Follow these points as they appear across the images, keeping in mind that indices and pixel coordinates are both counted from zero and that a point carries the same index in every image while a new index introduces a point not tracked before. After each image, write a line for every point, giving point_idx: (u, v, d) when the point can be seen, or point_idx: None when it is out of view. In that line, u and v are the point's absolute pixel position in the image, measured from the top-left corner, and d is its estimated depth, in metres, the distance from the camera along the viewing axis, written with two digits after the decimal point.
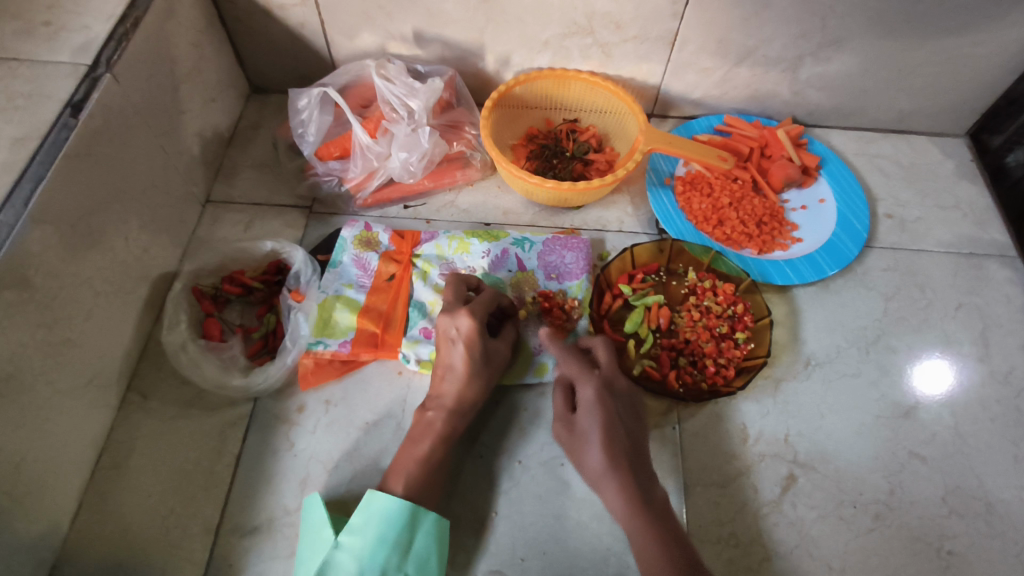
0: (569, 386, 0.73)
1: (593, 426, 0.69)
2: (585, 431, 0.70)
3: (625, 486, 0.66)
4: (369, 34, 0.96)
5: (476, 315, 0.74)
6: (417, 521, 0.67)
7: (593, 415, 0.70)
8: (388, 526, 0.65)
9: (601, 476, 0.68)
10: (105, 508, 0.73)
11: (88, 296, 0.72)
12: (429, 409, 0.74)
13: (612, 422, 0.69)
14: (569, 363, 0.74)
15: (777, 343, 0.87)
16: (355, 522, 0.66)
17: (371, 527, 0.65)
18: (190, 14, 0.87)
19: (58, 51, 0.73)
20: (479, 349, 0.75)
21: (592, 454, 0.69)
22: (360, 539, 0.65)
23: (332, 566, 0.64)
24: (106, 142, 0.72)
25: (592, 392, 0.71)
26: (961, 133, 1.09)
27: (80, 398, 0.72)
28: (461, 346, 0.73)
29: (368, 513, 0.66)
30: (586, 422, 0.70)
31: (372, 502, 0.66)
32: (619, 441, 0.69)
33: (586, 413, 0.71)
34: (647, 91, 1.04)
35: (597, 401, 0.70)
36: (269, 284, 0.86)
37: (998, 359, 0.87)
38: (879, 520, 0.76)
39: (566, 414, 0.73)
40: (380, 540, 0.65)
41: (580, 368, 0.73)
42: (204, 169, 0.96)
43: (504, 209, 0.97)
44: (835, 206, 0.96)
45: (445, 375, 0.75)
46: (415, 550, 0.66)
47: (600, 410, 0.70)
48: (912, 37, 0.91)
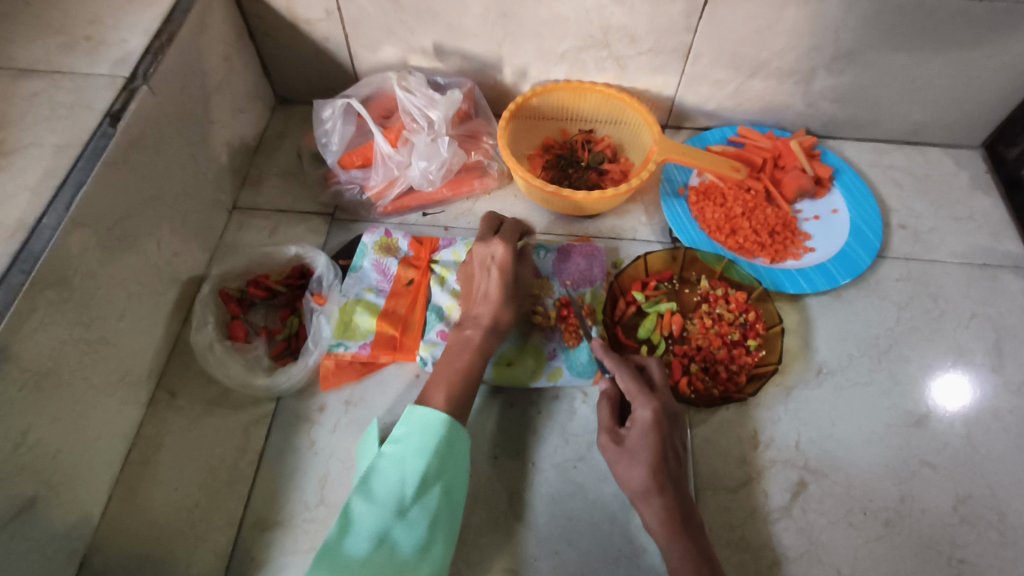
0: (645, 434, 0.69)
1: (646, 447, 0.68)
2: (636, 450, 0.69)
3: (667, 508, 0.66)
4: (391, 47, 1.00)
5: (510, 245, 0.83)
6: (455, 432, 0.69)
7: (647, 438, 0.69)
8: (429, 433, 0.67)
9: (643, 495, 0.68)
10: (134, 500, 0.76)
11: (122, 296, 0.75)
12: (465, 328, 0.78)
13: (664, 448, 0.69)
14: (629, 382, 0.73)
15: (789, 351, 0.88)
16: (399, 431, 0.67)
17: (413, 435, 0.67)
18: (221, 28, 0.91)
19: (98, 64, 0.77)
20: (512, 274, 0.81)
21: (641, 472, 0.68)
22: (404, 445, 0.66)
23: (375, 470, 0.65)
24: (142, 150, 0.76)
25: (652, 414, 0.70)
26: (976, 145, 1.09)
27: (113, 394, 0.75)
28: (496, 269, 0.81)
29: (411, 422, 0.68)
30: (639, 440, 0.69)
31: (413, 414, 0.69)
32: (668, 467, 0.68)
33: (639, 433, 0.70)
34: (662, 102, 1.06)
35: (656, 423, 0.69)
36: (292, 288, 0.89)
37: (1013, 369, 0.88)
38: (890, 527, 0.77)
39: (612, 428, 0.73)
40: (422, 446, 0.66)
41: (642, 388, 0.72)
42: (231, 176, 0.99)
43: (520, 218, 1.00)
44: (848, 217, 0.97)
45: (478, 299, 0.80)
46: (451, 458, 0.67)
47: (655, 435, 0.69)
48: (924, 49, 0.92)
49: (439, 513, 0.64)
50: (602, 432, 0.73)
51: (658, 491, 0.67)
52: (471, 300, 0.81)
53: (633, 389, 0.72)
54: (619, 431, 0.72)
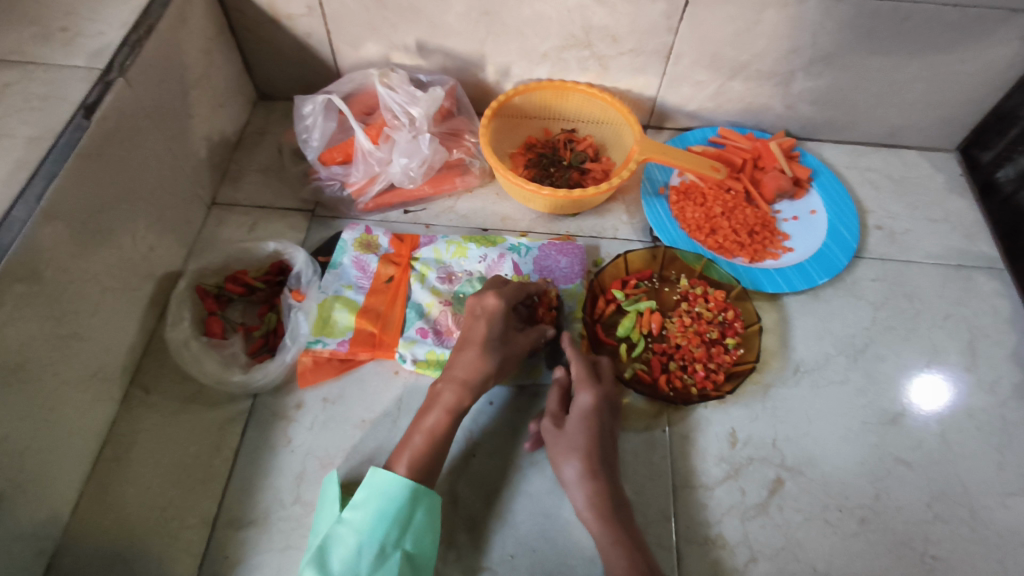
0: (580, 420, 0.73)
1: (580, 433, 0.72)
2: (572, 435, 0.72)
3: (597, 493, 0.69)
4: (373, 44, 0.99)
5: (505, 299, 0.78)
6: (420, 498, 0.69)
7: (582, 424, 0.72)
8: (388, 500, 0.67)
9: (575, 481, 0.70)
10: (105, 498, 0.75)
11: (95, 290, 0.74)
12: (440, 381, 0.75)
13: (600, 435, 0.72)
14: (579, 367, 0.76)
15: (767, 350, 0.89)
16: (359, 496, 0.68)
17: (372, 501, 0.67)
18: (201, 22, 0.91)
19: (74, 56, 0.76)
20: (501, 326, 0.77)
21: (572, 461, 0.71)
22: (362, 513, 0.67)
23: (332, 540, 0.66)
24: (117, 143, 0.75)
25: (591, 400, 0.73)
26: (952, 148, 1.11)
27: (85, 390, 0.74)
28: (484, 320, 0.76)
29: (371, 488, 0.68)
30: (574, 426, 0.73)
31: (374, 478, 0.69)
32: (602, 452, 0.71)
33: (576, 419, 0.73)
34: (643, 102, 1.06)
35: (592, 410, 0.73)
36: (271, 284, 0.88)
37: (985, 368, 0.89)
38: (865, 523, 0.78)
39: (557, 412, 0.76)
40: (381, 515, 0.67)
41: (588, 375, 0.75)
42: (210, 172, 0.98)
43: (502, 216, 1.00)
44: (826, 217, 0.98)
45: (461, 347, 0.76)
46: (414, 525, 0.68)
47: (590, 421, 0.72)
48: (901, 53, 0.94)
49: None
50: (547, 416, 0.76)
51: (590, 477, 0.70)
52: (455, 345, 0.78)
53: (581, 373, 0.75)
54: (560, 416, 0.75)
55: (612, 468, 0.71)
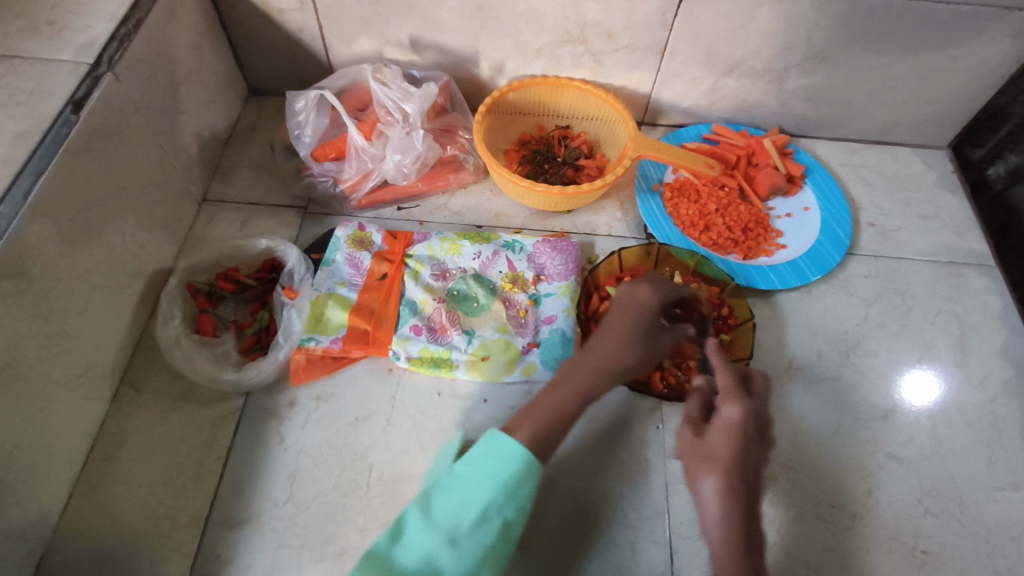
0: (720, 432, 0.66)
1: (722, 445, 0.65)
2: (714, 447, 0.65)
3: (731, 515, 0.61)
4: (366, 39, 0.99)
5: (659, 293, 0.78)
6: (533, 468, 0.66)
7: (726, 437, 0.65)
8: (505, 462, 0.65)
9: (713, 498, 0.63)
10: (96, 498, 0.74)
11: (85, 288, 0.73)
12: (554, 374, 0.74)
13: (741, 450, 0.65)
14: (726, 379, 0.70)
15: (760, 347, 0.89)
16: (477, 452, 0.67)
17: (488, 460, 0.66)
18: (191, 16, 0.89)
19: (61, 50, 0.75)
20: (642, 321, 0.76)
21: (711, 475, 0.64)
22: (475, 468, 0.66)
23: (441, 487, 0.66)
24: (106, 139, 0.74)
25: (740, 413, 0.67)
26: (944, 146, 1.12)
27: (74, 389, 0.73)
28: (619, 300, 0.78)
29: (493, 447, 0.66)
30: (715, 439, 0.66)
31: (495, 440, 0.67)
32: (744, 471, 0.64)
33: (720, 430, 0.66)
34: (638, 99, 1.06)
35: (736, 423, 0.66)
36: (263, 282, 0.88)
37: (975, 364, 0.90)
38: (856, 519, 0.78)
39: (696, 421, 0.70)
40: (495, 476, 0.65)
41: (737, 388, 0.69)
42: (201, 168, 0.97)
43: (496, 212, 0.99)
44: (819, 214, 0.99)
45: (613, 334, 0.75)
46: (520, 494, 0.65)
47: (736, 434, 0.65)
48: (893, 50, 0.94)
49: (491, 548, 0.63)
50: (685, 423, 0.71)
51: (728, 496, 0.62)
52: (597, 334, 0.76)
53: (729, 386, 0.69)
54: (700, 424, 0.69)
55: (753, 489, 0.64)
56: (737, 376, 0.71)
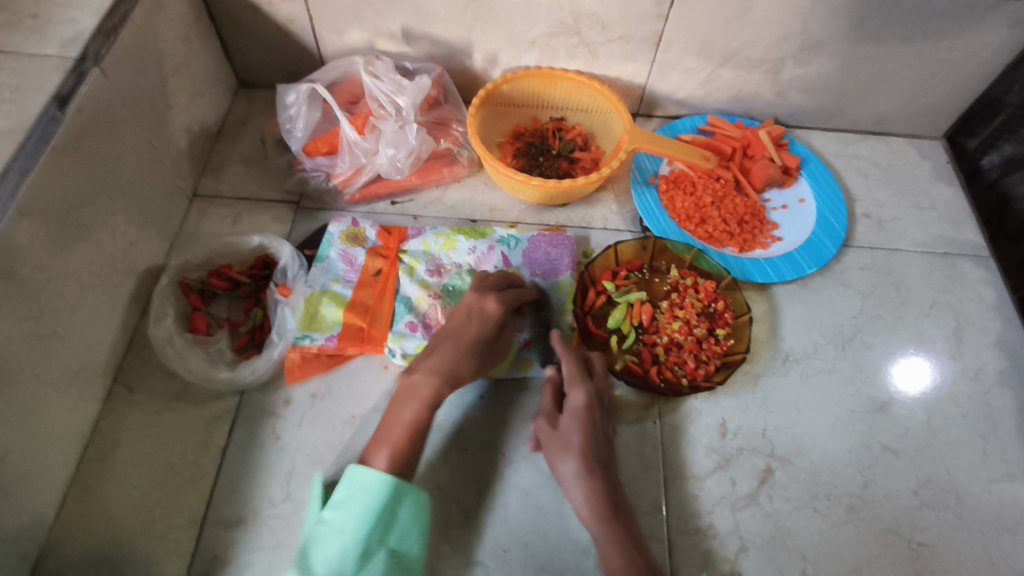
0: (574, 418, 0.72)
1: (574, 430, 0.72)
2: (568, 433, 0.72)
3: (595, 491, 0.68)
4: (358, 31, 0.97)
5: (504, 306, 0.79)
6: (402, 494, 0.66)
7: (578, 421, 0.72)
8: (371, 497, 0.65)
9: (572, 479, 0.70)
10: (90, 499, 0.74)
11: (75, 288, 0.72)
12: (414, 371, 0.75)
13: (592, 432, 0.72)
14: (569, 368, 0.75)
15: (757, 340, 0.89)
16: (340, 495, 0.66)
17: (354, 500, 0.65)
18: (178, 8, 0.88)
19: (45, 44, 0.73)
20: (490, 331, 0.77)
21: (567, 460, 0.70)
22: (344, 511, 0.64)
23: (314, 541, 0.63)
24: (93, 135, 0.72)
25: (584, 399, 0.73)
26: (939, 136, 1.11)
27: (66, 391, 0.72)
28: (478, 321, 0.77)
29: (352, 485, 0.66)
30: (569, 423, 0.72)
31: (355, 475, 0.66)
32: (596, 446, 0.71)
33: (572, 417, 0.73)
34: (633, 90, 1.05)
35: (586, 407, 0.73)
36: (257, 279, 0.87)
37: (970, 356, 0.90)
38: (853, 511, 0.79)
39: (551, 411, 0.75)
40: (366, 511, 0.64)
41: (579, 374, 0.75)
42: (191, 163, 0.96)
43: (491, 206, 0.98)
44: (815, 206, 0.98)
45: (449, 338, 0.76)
46: (398, 522, 0.66)
47: (585, 418, 0.72)
48: (890, 40, 0.93)
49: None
50: (541, 416, 0.75)
51: (586, 476, 0.69)
52: (440, 334, 0.78)
53: (572, 373, 0.75)
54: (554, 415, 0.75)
55: (606, 459, 0.71)
56: (579, 362, 0.76)
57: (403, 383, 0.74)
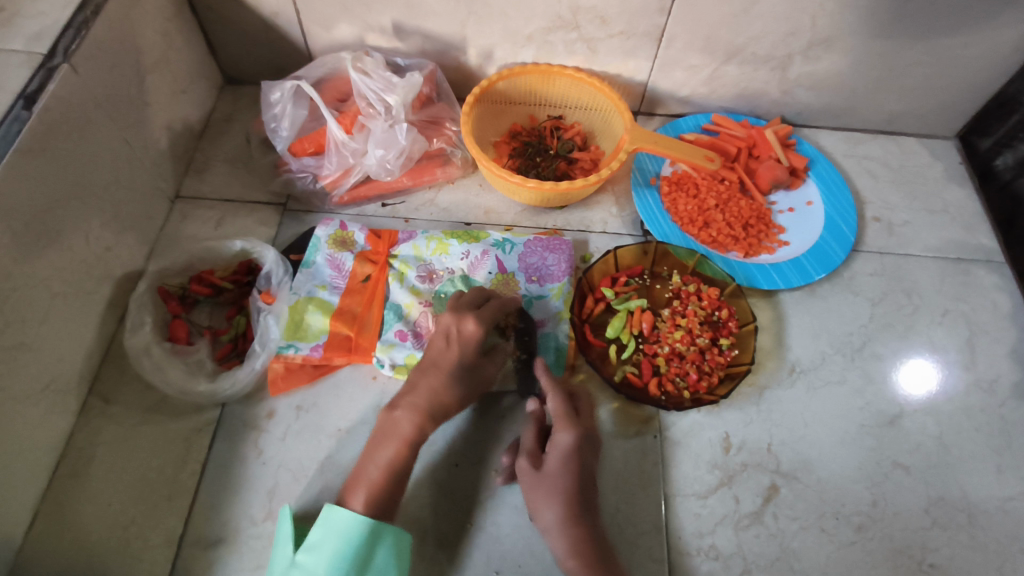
0: (560, 461, 0.67)
1: (562, 475, 0.66)
2: (553, 478, 0.67)
3: (581, 541, 0.65)
4: (347, 25, 0.93)
5: (483, 324, 0.73)
6: (378, 535, 0.64)
7: (565, 465, 0.67)
8: (346, 541, 0.63)
9: (554, 528, 0.66)
10: (62, 518, 0.70)
11: (45, 297, 0.68)
12: (396, 407, 0.70)
13: (580, 476, 0.67)
14: (557, 407, 0.70)
15: (762, 349, 0.85)
16: (314, 537, 0.64)
17: (328, 543, 0.63)
18: (157, 1, 0.83)
19: (11, 39, 0.69)
20: (470, 356, 0.73)
21: (550, 508, 0.66)
22: (317, 555, 0.63)
23: None
24: (63, 135, 0.69)
25: (572, 440, 0.68)
26: (951, 135, 1.07)
27: (36, 404, 0.69)
28: (456, 346, 0.72)
29: (327, 526, 0.63)
30: (554, 467, 0.67)
31: (331, 515, 0.64)
32: (582, 489, 0.67)
33: (557, 461, 0.67)
34: (634, 88, 1.01)
35: (573, 451, 0.67)
36: (240, 285, 0.83)
37: (984, 366, 0.86)
38: (861, 531, 0.75)
39: (535, 451, 0.70)
40: (339, 557, 0.62)
41: (566, 414, 0.70)
42: (173, 163, 0.92)
43: (485, 209, 0.95)
44: (823, 209, 0.94)
45: (427, 371, 0.72)
46: (376, 567, 0.63)
47: (573, 463, 0.67)
48: (904, 36, 0.89)
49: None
50: (523, 455, 0.70)
51: (571, 525, 0.65)
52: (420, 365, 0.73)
53: (559, 413, 0.70)
54: (538, 455, 0.70)
55: (592, 505, 0.67)
56: (566, 400, 0.71)
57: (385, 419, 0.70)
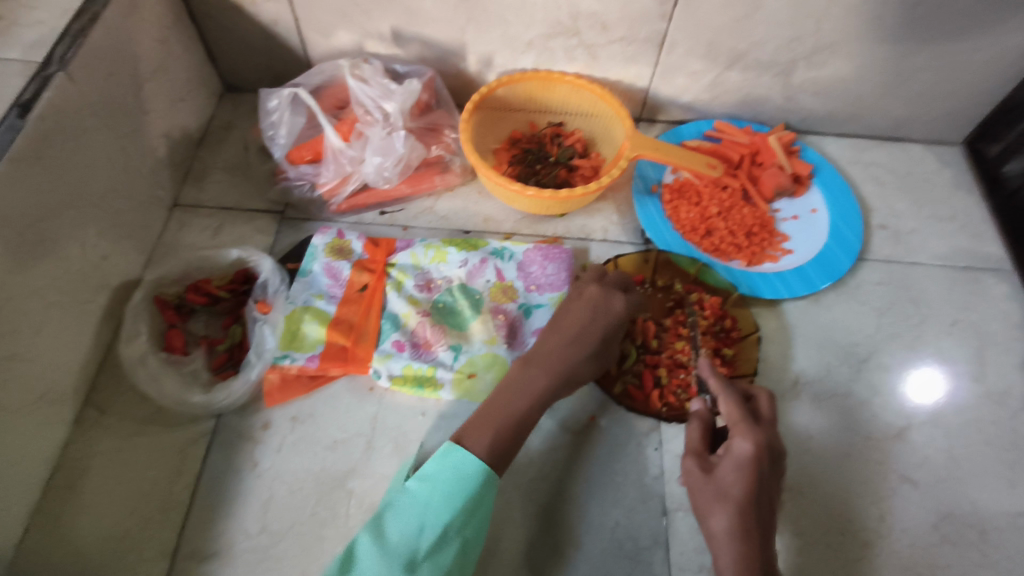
0: (732, 467, 0.60)
1: (734, 481, 0.59)
2: (724, 483, 0.60)
3: (748, 558, 0.56)
4: (346, 32, 0.92)
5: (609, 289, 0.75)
6: (491, 485, 0.63)
7: (741, 473, 0.59)
8: (460, 482, 0.61)
9: (722, 536, 0.58)
10: (55, 531, 0.69)
11: (39, 307, 0.68)
12: (531, 364, 0.69)
13: (755, 487, 0.59)
14: (731, 408, 0.64)
15: (766, 360, 0.84)
16: (429, 468, 0.62)
17: (442, 478, 0.61)
18: (155, 9, 0.83)
19: (8, 48, 0.69)
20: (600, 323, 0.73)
21: (722, 512, 0.58)
22: (430, 486, 0.61)
23: (392, 507, 0.60)
24: (58, 144, 0.68)
25: (751, 448, 0.60)
26: (959, 141, 1.06)
27: (30, 416, 0.68)
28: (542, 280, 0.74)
29: (444, 461, 0.62)
30: (728, 473, 0.60)
31: (449, 453, 0.63)
32: (758, 505, 0.58)
33: (730, 466, 0.60)
34: (635, 94, 1.00)
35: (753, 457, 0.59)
36: (237, 294, 0.82)
37: (994, 378, 0.84)
38: (868, 548, 0.73)
39: (701, 451, 0.64)
40: (450, 496, 0.60)
41: (744, 417, 0.63)
42: (171, 171, 0.92)
43: (485, 216, 0.94)
44: (827, 217, 0.93)
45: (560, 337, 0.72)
46: (477, 514, 0.61)
47: (752, 471, 0.59)
48: (909, 41, 0.88)
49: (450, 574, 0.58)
50: (689, 455, 0.64)
51: (739, 537, 0.57)
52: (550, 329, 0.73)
53: (735, 416, 0.63)
54: (706, 456, 0.63)
55: (768, 523, 0.59)
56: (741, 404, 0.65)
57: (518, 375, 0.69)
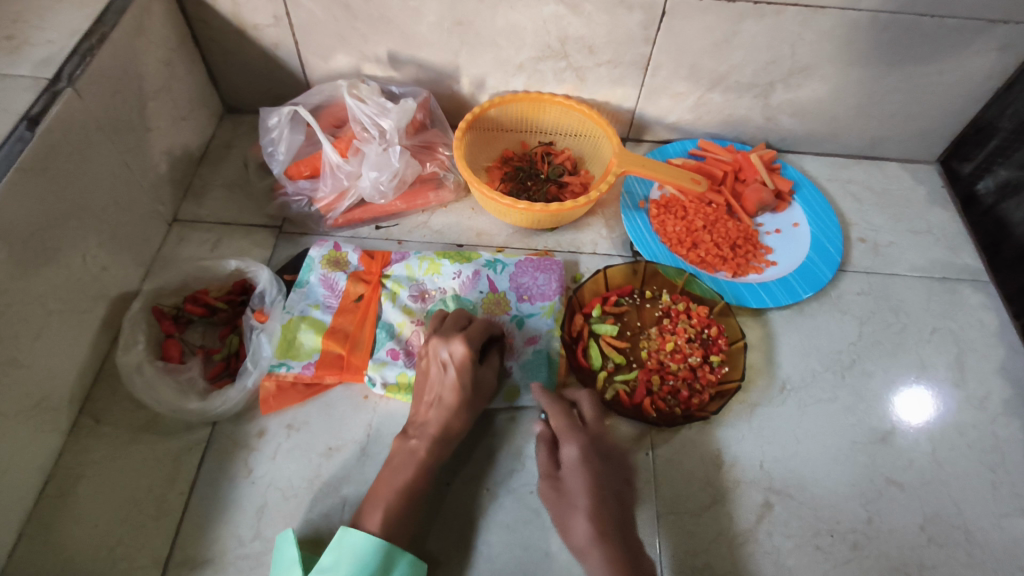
0: (576, 473, 0.69)
1: (580, 488, 0.68)
2: (574, 491, 0.68)
3: (614, 553, 0.63)
4: (344, 55, 0.96)
5: (471, 344, 0.74)
6: (391, 557, 0.64)
7: (579, 477, 0.68)
8: (362, 562, 0.62)
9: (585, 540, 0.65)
10: (46, 538, 0.69)
11: (40, 313, 0.69)
12: (411, 437, 0.72)
13: (599, 486, 0.68)
14: (557, 420, 0.73)
15: (752, 368, 0.86)
16: (327, 559, 0.63)
17: (342, 564, 0.62)
18: (161, 31, 0.87)
19: (18, 65, 0.72)
20: (470, 378, 0.74)
21: (578, 515, 0.67)
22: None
23: None
24: (64, 156, 0.71)
25: (577, 451, 0.70)
26: (932, 160, 1.10)
27: (26, 422, 0.69)
28: (453, 372, 0.72)
29: (342, 548, 0.63)
30: (574, 481, 0.69)
31: (344, 539, 0.64)
32: (607, 509, 0.67)
33: (574, 474, 0.69)
34: (622, 115, 1.04)
35: (582, 459, 0.69)
36: (234, 305, 0.84)
37: (974, 384, 0.87)
38: (857, 549, 0.74)
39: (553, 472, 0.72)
40: None
41: (567, 423, 0.72)
42: (172, 187, 0.94)
43: (477, 231, 0.96)
44: (809, 230, 0.96)
45: (432, 403, 0.73)
46: None
47: (584, 472, 0.68)
48: (879, 65, 0.93)
49: None
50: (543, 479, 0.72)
51: (600, 538, 0.64)
52: (424, 397, 0.74)
53: (563, 428, 0.72)
54: (557, 475, 0.71)
55: (625, 523, 0.67)
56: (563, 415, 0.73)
57: (401, 449, 0.72)
